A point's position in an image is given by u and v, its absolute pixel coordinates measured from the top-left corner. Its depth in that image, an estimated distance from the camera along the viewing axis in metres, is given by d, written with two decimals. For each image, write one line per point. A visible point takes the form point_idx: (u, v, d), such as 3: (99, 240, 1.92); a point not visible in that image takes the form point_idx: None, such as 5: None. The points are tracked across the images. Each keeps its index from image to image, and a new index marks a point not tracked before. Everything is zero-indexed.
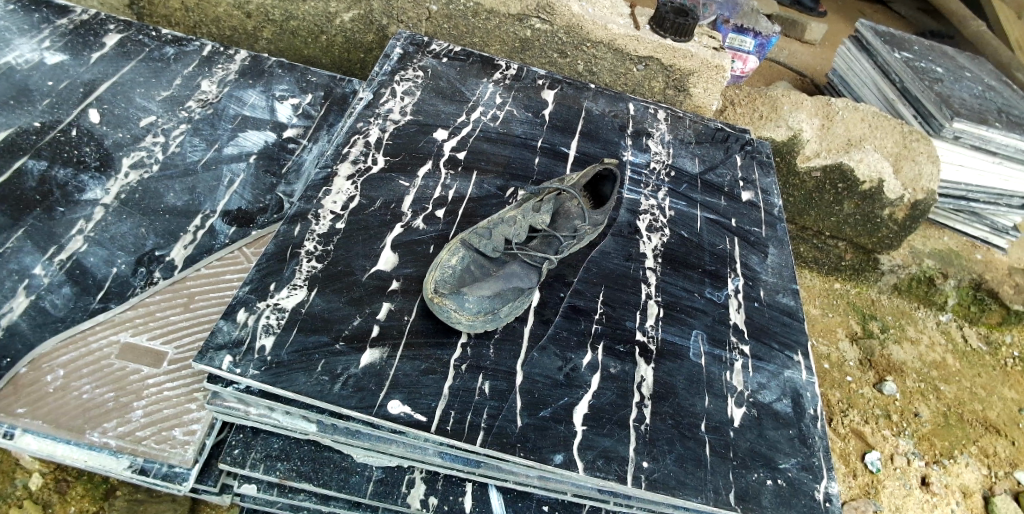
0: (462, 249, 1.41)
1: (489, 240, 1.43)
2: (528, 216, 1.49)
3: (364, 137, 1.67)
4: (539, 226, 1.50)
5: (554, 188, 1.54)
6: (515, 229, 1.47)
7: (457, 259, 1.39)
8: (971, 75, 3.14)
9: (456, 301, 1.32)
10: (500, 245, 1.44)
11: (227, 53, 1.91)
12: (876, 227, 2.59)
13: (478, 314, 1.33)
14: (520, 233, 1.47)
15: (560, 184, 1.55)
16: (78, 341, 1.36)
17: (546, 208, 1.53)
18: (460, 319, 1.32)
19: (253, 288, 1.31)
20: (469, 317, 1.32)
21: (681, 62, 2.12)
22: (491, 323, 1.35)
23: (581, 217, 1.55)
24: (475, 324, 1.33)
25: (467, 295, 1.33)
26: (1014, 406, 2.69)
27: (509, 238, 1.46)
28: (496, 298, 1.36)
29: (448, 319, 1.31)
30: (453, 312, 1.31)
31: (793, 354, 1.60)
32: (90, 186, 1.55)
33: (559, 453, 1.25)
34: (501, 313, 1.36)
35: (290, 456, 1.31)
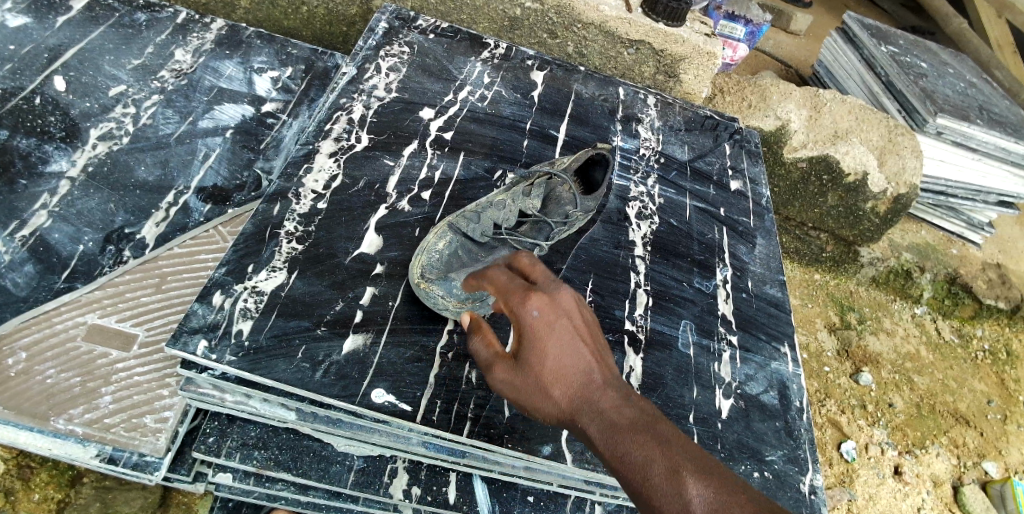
0: (450, 233, 1.36)
1: (478, 224, 1.37)
2: (518, 200, 1.43)
3: (348, 113, 1.61)
4: (530, 211, 1.44)
5: (544, 172, 1.48)
6: (505, 213, 1.40)
7: (445, 243, 1.34)
8: (953, 71, 3.17)
9: (443, 286, 1.28)
10: (490, 229, 1.38)
11: (203, 21, 1.81)
12: (858, 219, 2.60)
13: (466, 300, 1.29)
14: (511, 217, 1.41)
15: (550, 168, 1.49)
16: (42, 322, 1.28)
17: (535, 192, 1.46)
18: (447, 306, 1.28)
19: (230, 269, 1.25)
20: (456, 303, 1.28)
21: (673, 47, 2.08)
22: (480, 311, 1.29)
23: (573, 202, 1.47)
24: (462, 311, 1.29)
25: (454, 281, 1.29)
26: (983, 398, 2.76)
27: (498, 222, 1.40)
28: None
29: (434, 305, 1.28)
30: (440, 298, 1.28)
31: (780, 346, 1.60)
32: (55, 157, 1.46)
33: (547, 444, 1.23)
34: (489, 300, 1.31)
35: (268, 444, 1.26)
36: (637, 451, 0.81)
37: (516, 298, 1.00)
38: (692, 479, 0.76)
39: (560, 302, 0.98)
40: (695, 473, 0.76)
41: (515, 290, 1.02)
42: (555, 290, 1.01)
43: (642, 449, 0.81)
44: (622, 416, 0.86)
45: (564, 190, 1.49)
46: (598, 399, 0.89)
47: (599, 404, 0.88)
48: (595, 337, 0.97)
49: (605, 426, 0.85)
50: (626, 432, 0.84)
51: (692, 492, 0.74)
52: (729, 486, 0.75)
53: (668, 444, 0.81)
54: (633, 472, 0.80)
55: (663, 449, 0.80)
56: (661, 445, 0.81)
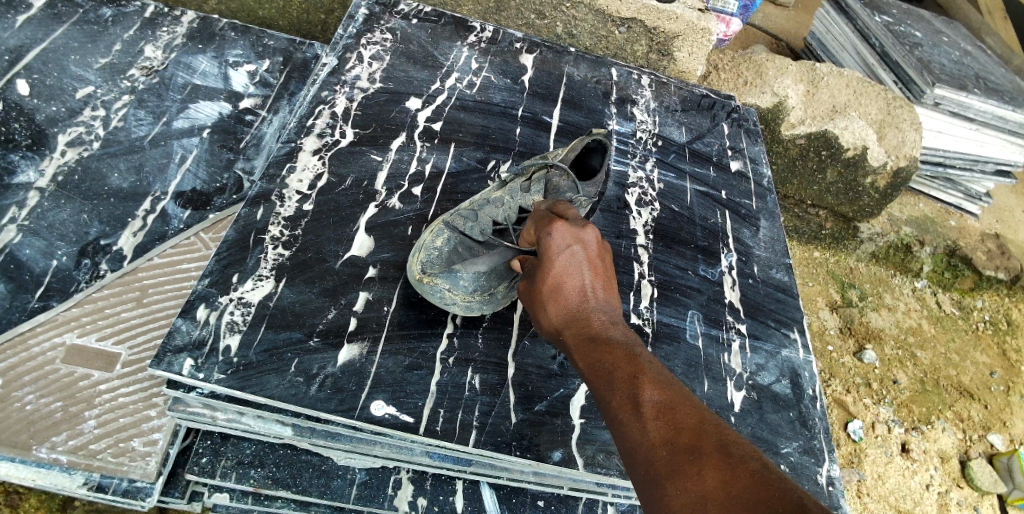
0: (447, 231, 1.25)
1: (476, 222, 1.24)
2: (516, 196, 1.27)
3: (331, 107, 1.52)
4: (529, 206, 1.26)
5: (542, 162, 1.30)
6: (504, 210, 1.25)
7: (443, 240, 1.24)
8: (948, 40, 3.12)
9: (449, 279, 1.21)
10: (490, 227, 1.25)
11: (173, 14, 1.71)
12: (858, 195, 2.56)
13: (477, 292, 1.22)
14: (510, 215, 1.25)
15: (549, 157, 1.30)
16: (16, 345, 1.20)
17: (535, 188, 1.28)
18: (457, 300, 1.21)
19: (213, 280, 1.17)
20: (464, 297, 1.21)
21: (666, 24, 2.02)
22: (488, 303, 1.24)
23: (574, 190, 1.29)
24: (474, 305, 1.22)
25: (461, 273, 1.20)
26: (985, 370, 2.75)
27: (498, 219, 1.25)
28: (496, 273, 1.21)
29: (440, 300, 1.21)
30: (446, 292, 1.21)
31: (789, 332, 1.55)
32: (22, 167, 1.39)
33: (557, 450, 1.17)
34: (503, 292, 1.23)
35: (264, 461, 1.20)
36: (607, 359, 0.90)
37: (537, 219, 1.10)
38: (650, 387, 0.84)
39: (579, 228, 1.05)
40: (655, 383, 0.84)
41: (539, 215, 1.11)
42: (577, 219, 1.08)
43: (614, 357, 0.90)
44: (603, 334, 0.95)
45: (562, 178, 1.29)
46: (584, 317, 0.98)
47: (584, 320, 0.98)
48: (604, 266, 1.04)
49: (586, 338, 0.95)
50: (603, 344, 0.93)
51: (646, 397, 0.82)
52: (681, 396, 0.82)
53: (638, 360, 0.90)
54: (601, 376, 0.89)
55: (632, 361, 0.89)
56: (632, 359, 0.90)
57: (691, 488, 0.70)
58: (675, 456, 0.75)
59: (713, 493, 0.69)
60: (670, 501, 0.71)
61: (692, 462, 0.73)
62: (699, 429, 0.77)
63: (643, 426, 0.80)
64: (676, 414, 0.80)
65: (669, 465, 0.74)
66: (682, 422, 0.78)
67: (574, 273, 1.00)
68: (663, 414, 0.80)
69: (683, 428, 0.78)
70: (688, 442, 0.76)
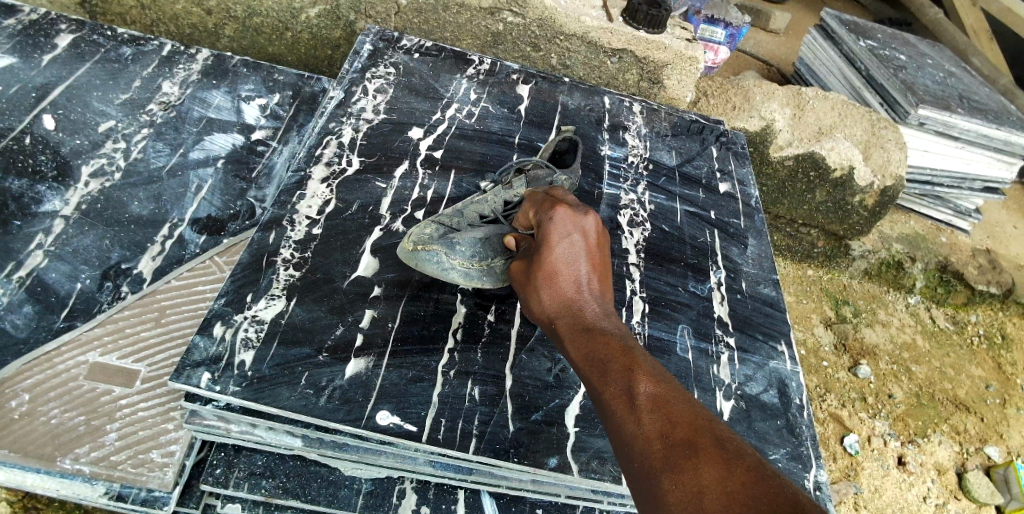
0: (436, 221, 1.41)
1: (463, 217, 1.44)
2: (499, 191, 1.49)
3: (337, 137, 1.62)
4: (512, 198, 1.48)
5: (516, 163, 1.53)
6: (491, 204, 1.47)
7: (433, 226, 1.40)
8: (933, 62, 3.23)
9: (445, 246, 1.34)
10: (476, 221, 1.45)
11: (189, 52, 1.87)
12: (847, 213, 2.64)
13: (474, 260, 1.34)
14: (497, 207, 1.47)
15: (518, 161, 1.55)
16: (43, 363, 1.27)
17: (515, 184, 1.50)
18: (456, 267, 1.34)
19: (229, 300, 1.26)
20: (461, 262, 1.34)
21: (655, 54, 2.12)
22: (484, 273, 1.35)
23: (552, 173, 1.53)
24: (473, 273, 1.35)
25: (457, 240, 1.34)
26: (981, 383, 2.80)
27: (483, 214, 1.46)
28: (491, 243, 1.35)
29: (438, 264, 1.33)
30: (443, 257, 1.33)
31: (776, 344, 1.61)
32: (48, 197, 1.48)
33: (553, 456, 1.22)
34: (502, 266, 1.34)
35: (275, 473, 1.26)
36: (603, 351, 0.99)
37: (541, 208, 1.22)
38: (644, 381, 0.92)
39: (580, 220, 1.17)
40: (650, 377, 0.92)
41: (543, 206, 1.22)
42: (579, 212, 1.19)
43: (609, 349, 0.99)
44: (596, 325, 1.05)
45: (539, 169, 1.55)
46: (579, 309, 1.08)
47: (579, 311, 1.07)
48: (599, 261, 1.15)
49: (580, 328, 1.04)
50: (599, 337, 1.02)
51: (640, 390, 0.90)
52: (675, 391, 0.90)
53: (633, 353, 0.98)
54: (596, 366, 0.97)
55: (627, 354, 0.97)
56: (627, 351, 0.98)
57: (688, 484, 0.77)
58: (672, 451, 0.81)
59: (709, 489, 0.76)
60: (667, 494, 0.78)
61: (689, 457, 0.80)
62: (694, 425, 0.84)
63: (639, 417, 0.87)
64: (670, 408, 0.87)
65: (667, 460, 0.81)
66: (676, 416, 0.86)
67: (571, 264, 1.12)
68: (659, 408, 0.87)
69: (677, 423, 0.85)
70: (683, 438, 0.83)
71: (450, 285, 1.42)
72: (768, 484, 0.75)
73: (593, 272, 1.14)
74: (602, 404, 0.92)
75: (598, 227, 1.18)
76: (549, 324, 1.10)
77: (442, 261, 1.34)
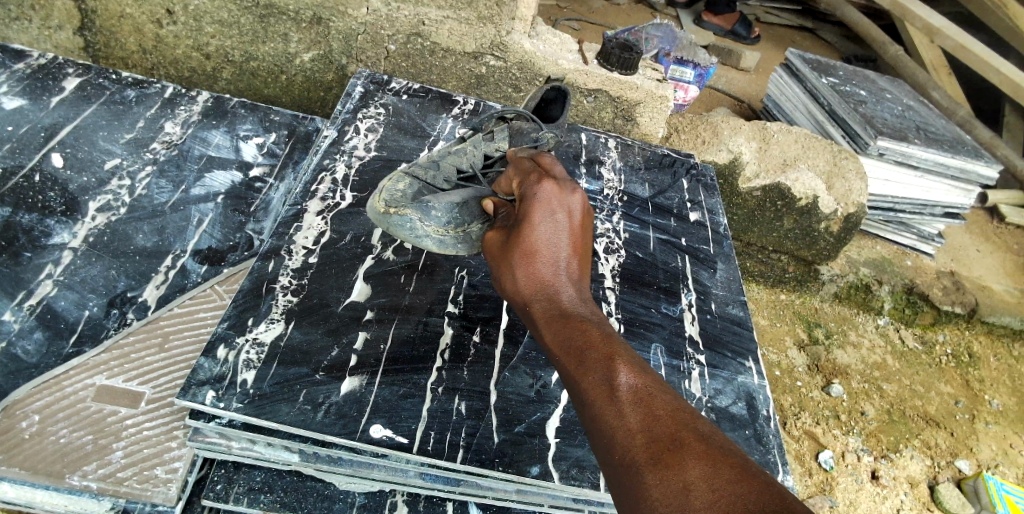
0: (411, 178, 1.55)
1: (439, 173, 1.58)
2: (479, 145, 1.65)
3: (331, 174, 1.75)
4: (492, 154, 1.65)
5: (499, 115, 1.65)
6: (470, 158, 1.64)
7: (406, 185, 1.53)
8: (891, 96, 3.44)
9: (419, 211, 1.46)
10: (451, 175, 1.60)
11: (189, 95, 2.01)
12: (815, 239, 2.78)
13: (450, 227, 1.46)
14: (475, 161, 1.64)
15: (503, 110, 1.65)
16: (52, 386, 1.32)
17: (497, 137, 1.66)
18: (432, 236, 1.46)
19: (231, 324, 1.36)
20: (434, 229, 1.46)
21: (628, 93, 2.29)
22: (455, 239, 1.46)
23: (535, 130, 1.64)
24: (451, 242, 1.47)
25: (431, 207, 1.45)
26: (950, 399, 2.92)
27: (459, 168, 1.62)
28: (464, 210, 1.46)
29: (411, 229, 1.46)
30: (417, 222, 1.45)
31: (744, 361, 1.72)
32: (57, 230, 1.57)
33: (535, 465, 1.30)
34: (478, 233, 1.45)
35: (273, 488, 1.33)
36: (582, 339, 0.99)
37: (529, 181, 1.26)
38: (624, 371, 0.93)
39: (563, 201, 1.20)
40: (630, 367, 0.93)
41: (528, 183, 1.25)
42: (565, 191, 1.23)
43: (587, 336, 1.00)
44: (573, 311, 1.06)
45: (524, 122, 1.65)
46: (555, 293, 1.09)
47: (555, 295, 1.09)
48: (579, 245, 1.17)
49: (557, 315, 1.05)
50: (576, 324, 1.03)
51: (622, 381, 0.91)
52: (654, 381, 0.91)
53: (612, 342, 0.99)
54: (574, 353, 0.98)
55: (606, 343, 0.98)
56: (605, 339, 0.99)
57: (673, 480, 0.78)
58: (656, 446, 0.82)
59: (695, 485, 0.77)
60: (651, 489, 0.79)
61: (674, 453, 0.81)
62: (676, 420, 0.86)
63: (619, 408, 0.88)
64: (652, 402, 0.88)
65: (650, 454, 0.82)
66: (658, 410, 0.87)
67: (552, 246, 1.14)
68: (640, 401, 0.88)
69: (659, 417, 0.86)
70: (667, 432, 0.84)
71: (437, 309, 1.53)
72: (753, 479, 0.76)
73: (572, 257, 1.15)
74: (580, 393, 0.93)
75: (582, 208, 1.22)
76: (525, 307, 1.10)
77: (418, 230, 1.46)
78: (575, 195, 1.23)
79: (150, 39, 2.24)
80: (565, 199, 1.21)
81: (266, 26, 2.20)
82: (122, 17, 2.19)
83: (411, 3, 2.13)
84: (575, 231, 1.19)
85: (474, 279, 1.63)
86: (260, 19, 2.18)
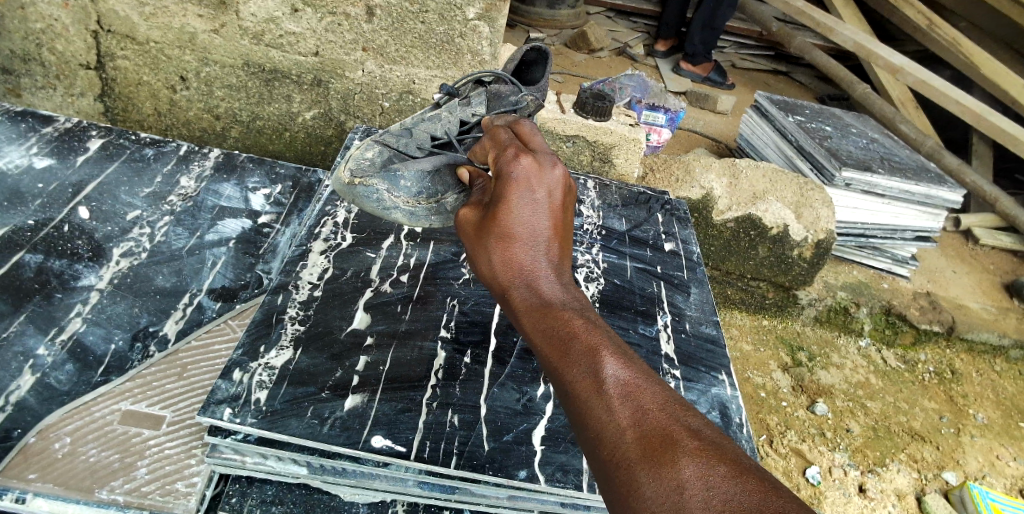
0: (377, 146, 1.71)
1: (410, 140, 1.76)
2: (456, 112, 1.82)
3: (333, 218, 1.97)
4: (469, 120, 1.83)
5: (478, 82, 1.81)
6: (445, 125, 1.81)
7: (373, 153, 1.69)
8: (856, 131, 3.67)
9: (387, 184, 1.63)
10: (425, 142, 1.77)
11: (202, 152, 2.22)
12: (789, 266, 2.95)
13: (417, 198, 1.65)
14: (449, 128, 1.81)
15: (483, 75, 1.81)
16: (81, 411, 1.46)
17: (475, 102, 1.83)
18: (399, 207, 1.64)
19: (245, 350, 1.51)
20: (403, 199, 1.64)
21: (603, 138, 2.50)
22: (424, 209, 1.65)
23: (513, 92, 1.80)
24: (417, 214, 1.65)
25: (399, 178, 1.63)
26: (935, 415, 3.04)
27: (433, 134, 1.80)
28: (435, 178, 1.66)
29: (378, 201, 1.62)
30: (384, 194, 1.62)
31: (717, 374, 1.85)
32: (85, 273, 1.73)
33: (522, 469, 1.43)
34: (447, 203, 1.66)
35: (283, 499, 1.39)
36: (565, 332, 1.02)
37: (509, 156, 1.28)
38: (610, 364, 0.96)
39: (543, 178, 1.22)
40: (616, 359, 0.96)
41: (507, 160, 1.27)
42: (545, 166, 1.25)
43: (571, 328, 1.03)
44: (554, 301, 1.08)
45: (502, 87, 1.82)
46: (535, 281, 1.11)
47: (535, 283, 1.11)
48: (561, 227, 1.20)
49: (538, 306, 1.08)
50: (558, 315, 1.05)
51: (608, 376, 0.94)
52: (641, 373, 0.95)
53: (595, 333, 1.02)
54: (558, 345, 1.01)
55: (590, 335, 1.01)
56: (589, 331, 1.02)
57: (666, 479, 0.83)
58: (647, 442, 0.87)
59: (688, 484, 0.82)
60: (643, 488, 0.84)
61: (666, 451, 0.85)
62: (665, 415, 0.90)
63: (607, 402, 0.92)
64: (640, 395, 0.92)
65: (642, 451, 0.86)
66: (645, 404, 0.91)
67: (532, 229, 1.16)
68: (628, 395, 0.92)
69: (650, 412, 0.90)
70: (658, 427, 0.88)
71: (431, 334, 1.68)
72: (745, 472, 0.82)
73: (552, 240, 1.17)
74: (568, 388, 0.96)
75: (563, 183, 1.24)
76: (505, 295, 1.12)
77: (385, 202, 1.63)
78: (553, 172, 1.24)
79: (165, 102, 2.46)
80: (546, 175, 1.23)
81: (272, 88, 2.43)
82: (140, 84, 2.41)
83: (402, 65, 2.37)
84: (556, 208, 1.21)
85: (464, 307, 1.79)
86: (267, 83, 2.41)
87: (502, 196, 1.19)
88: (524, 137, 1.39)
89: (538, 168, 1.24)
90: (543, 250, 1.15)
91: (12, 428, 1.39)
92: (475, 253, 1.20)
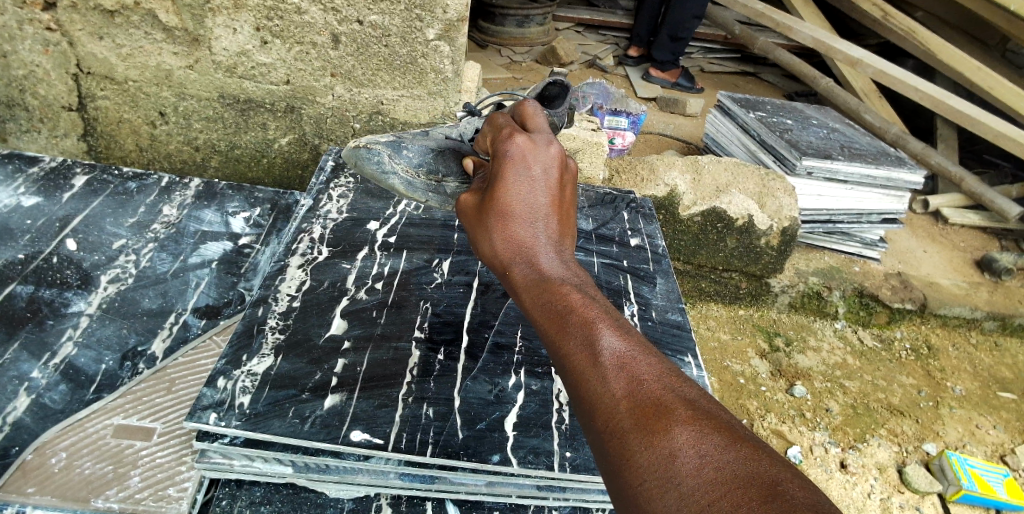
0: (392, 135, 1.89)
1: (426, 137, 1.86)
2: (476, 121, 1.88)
3: (309, 234, 2.07)
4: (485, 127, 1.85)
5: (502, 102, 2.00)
6: (461, 130, 1.85)
7: (385, 138, 1.87)
8: (818, 122, 3.81)
9: (389, 150, 1.81)
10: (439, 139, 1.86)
11: (183, 182, 2.32)
12: (758, 255, 3.06)
13: (416, 170, 1.81)
14: (465, 133, 1.84)
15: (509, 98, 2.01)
16: (76, 428, 1.54)
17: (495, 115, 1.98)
18: (398, 173, 1.79)
19: (228, 360, 1.60)
20: (400, 167, 1.79)
21: (567, 144, 2.62)
22: (417, 179, 1.80)
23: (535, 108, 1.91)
24: (413, 184, 1.79)
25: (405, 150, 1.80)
26: (913, 389, 3.13)
27: (450, 136, 1.86)
28: (440, 156, 1.81)
29: (378, 159, 1.78)
30: (385, 157, 1.79)
31: (683, 357, 1.93)
32: (75, 300, 1.82)
33: (496, 454, 1.50)
34: (446, 185, 1.79)
35: (271, 499, 1.46)
36: (562, 307, 1.09)
37: (505, 136, 1.37)
38: (605, 335, 1.02)
39: (538, 159, 1.32)
40: (612, 332, 1.02)
41: (505, 140, 1.36)
42: (541, 147, 1.34)
43: (569, 304, 1.09)
44: (553, 278, 1.15)
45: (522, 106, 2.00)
46: (534, 259, 1.20)
47: (534, 261, 1.19)
48: (560, 209, 1.29)
49: (537, 283, 1.15)
50: (557, 290, 1.12)
51: (603, 347, 1.00)
52: (636, 346, 1.00)
53: (591, 308, 1.08)
54: (555, 317, 1.08)
55: (585, 308, 1.08)
56: (586, 305, 1.09)
57: (659, 447, 0.87)
58: (641, 411, 0.91)
59: (679, 452, 0.85)
60: (635, 455, 0.88)
61: (658, 419, 0.90)
62: (660, 385, 0.95)
63: (601, 371, 0.97)
64: (634, 365, 0.97)
65: (636, 419, 0.90)
66: (639, 373, 0.96)
67: (530, 209, 1.25)
68: (622, 365, 0.97)
69: (644, 382, 0.95)
70: (651, 397, 0.93)
71: (406, 335, 1.77)
72: (736, 440, 0.86)
73: (549, 221, 1.25)
74: (564, 360, 1.02)
75: (558, 165, 1.33)
76: (507, 274, 1.20)
77: (385, 165, 1.79)
78: (547, 151, 1.34)
79: (146, 137, 2.56)
80: (541, 156, 1.32)
81: (247, 118, 2.54)
82: (120, 121, 2.52)
83: (370, 87, 2.48)
84: (552, 187, 1.29)
85: (437, 308, 1.89)
86: (241, 113, 2.53)
87: (501, 179, 1.28)
88: (523, 119, 1.48)
89: (534, 150, 1.33)
90: (542, 230, 1.24)
91: (10, 446, 1.47)
92: (476, 234, 1.29)
